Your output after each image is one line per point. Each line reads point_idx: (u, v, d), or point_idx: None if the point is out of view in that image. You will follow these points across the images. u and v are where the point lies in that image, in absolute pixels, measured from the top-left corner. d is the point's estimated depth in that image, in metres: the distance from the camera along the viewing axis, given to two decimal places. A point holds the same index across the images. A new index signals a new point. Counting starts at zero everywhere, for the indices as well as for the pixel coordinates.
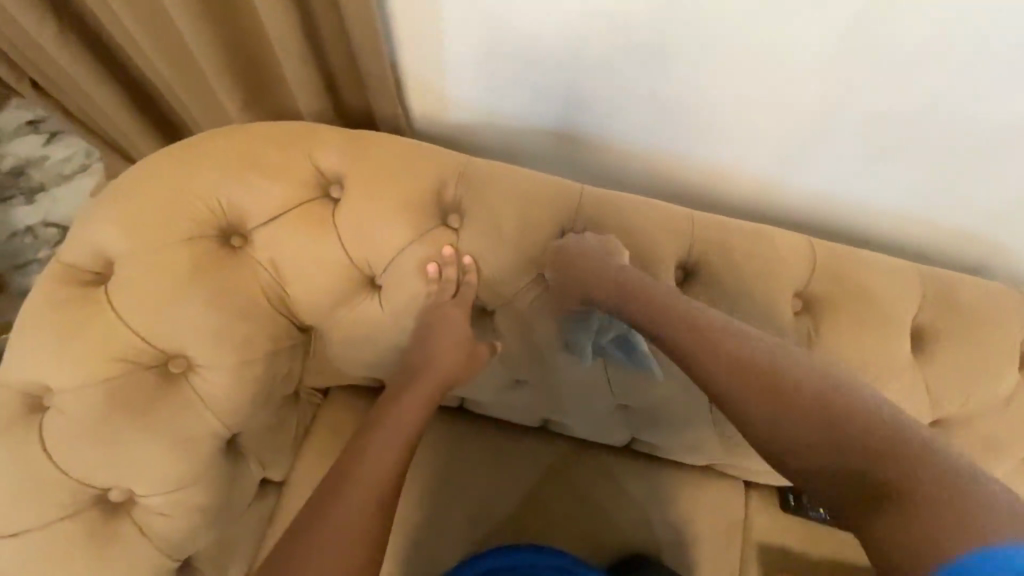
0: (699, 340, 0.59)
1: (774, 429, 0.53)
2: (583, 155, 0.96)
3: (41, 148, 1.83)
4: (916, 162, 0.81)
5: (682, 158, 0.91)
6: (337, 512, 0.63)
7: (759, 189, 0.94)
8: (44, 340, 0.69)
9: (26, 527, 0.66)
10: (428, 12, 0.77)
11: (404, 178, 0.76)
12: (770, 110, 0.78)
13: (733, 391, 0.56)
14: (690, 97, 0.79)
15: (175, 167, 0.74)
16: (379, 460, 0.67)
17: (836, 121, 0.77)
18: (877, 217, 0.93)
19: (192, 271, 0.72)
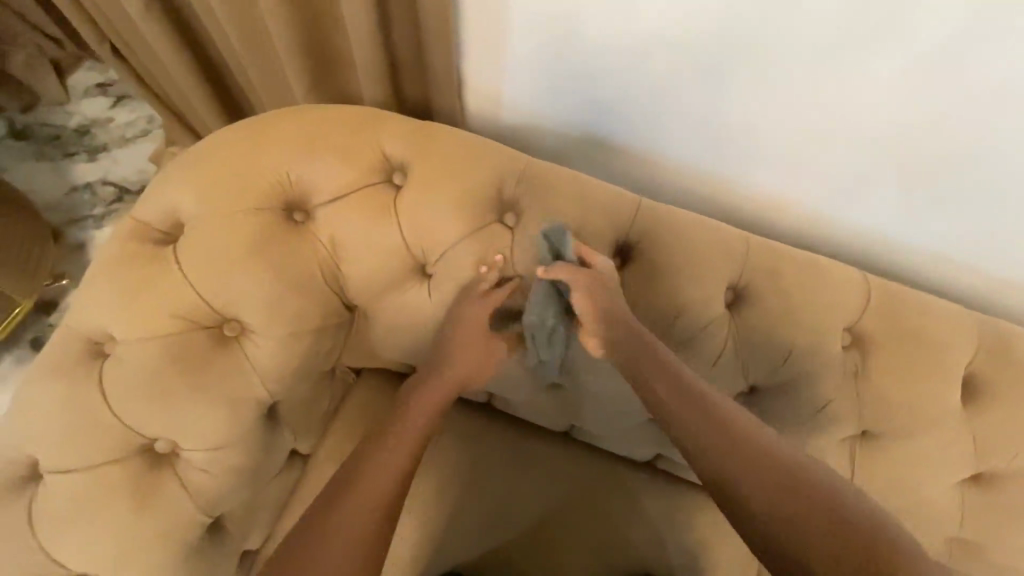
0: (693, 408, 0.66)
1: (764, 507, 0.62)
2: (616, 166, 0.97)
3: (107, 110, 1.90)
4: (937, 199, 0.79)
5: (700, 171, 0.91)
6: (369, 477, 0.69)
7: (775, 209, 0.92)
8: (112, 290, 0.72)
9: (77, 466, 0.69)
10: (494, 12, 0.77)
11: (466, 172, 0.78)
12: (804, 136, 0.77)
13: (723, 464, 0.64)
14: (725, 118, 0.79)
15: (246, 138, 0.77)
16: (408, 436, 0.72)
17: (870, 152, 0.76)
18: (890, 252, 0.91)
19: (256, 240, 0.74)
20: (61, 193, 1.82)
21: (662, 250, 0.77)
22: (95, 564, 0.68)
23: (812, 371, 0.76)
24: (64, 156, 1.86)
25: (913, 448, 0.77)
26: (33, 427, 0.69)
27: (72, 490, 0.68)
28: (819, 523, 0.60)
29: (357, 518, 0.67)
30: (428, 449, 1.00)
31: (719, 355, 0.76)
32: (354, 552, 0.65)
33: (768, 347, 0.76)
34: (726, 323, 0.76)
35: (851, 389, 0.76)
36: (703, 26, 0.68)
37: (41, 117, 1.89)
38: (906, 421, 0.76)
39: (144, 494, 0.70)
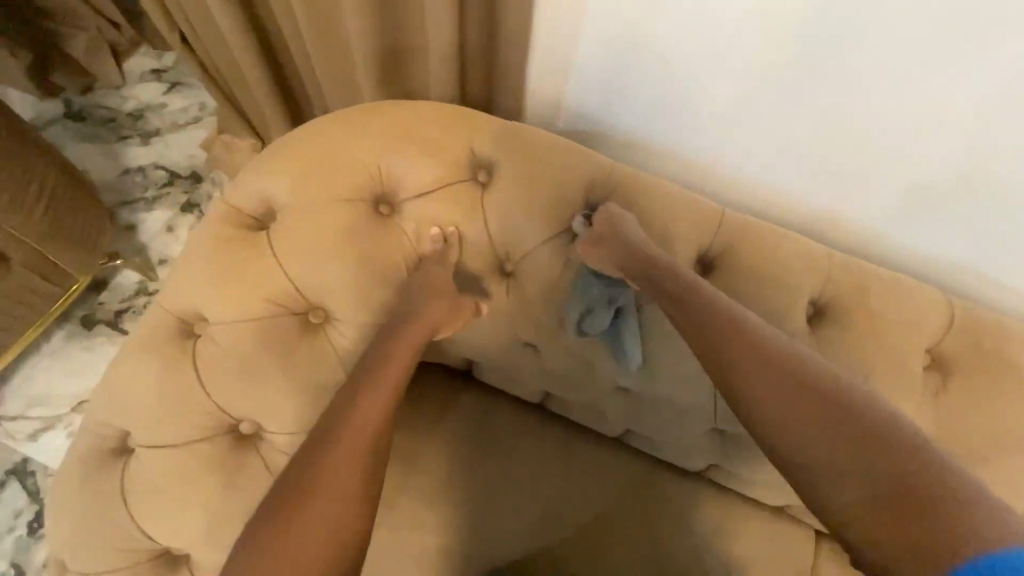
0: (721, 330, 0.65)
1: (786, 431, 0.59)
2: (659, 163, 0.97)
3: (161, 96, 1.92)
4: (941, 201, 0.80)
5: (714, 161, 0.92)
6: (332, 468, 0.64)
7: (785, 202, 0.93)
8: (205, 272, 0.74)
9: (169, 442, 0.70)
10: (567, 16, 0.78)
11: (552, 174, 0.79)
12: (855, 141, 0.77)
13: (748, 388, 0.62)
14: (778, 120, 0.79)
15: (339, 130, 0.79)
16: (365, 419, 0.67)
17: (921, 160, 0.76)
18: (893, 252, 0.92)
19: (346, 230, 0.76)
20: (113, 175, 1.83)
21: (743, 262, 0.77)
22: (184, 537, 0.70)
23: (894, 389, 0.75)
24: (117, 139, 1.87)
25: (996, 474, 0.75)
26: (126, 402, 0.71)
27: (164, 465, 0.70)
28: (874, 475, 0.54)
29: (324, 511, 0.62)
30: (484, 446, 1.00)
31: None
32: (329, 540, 0.61)
33: (849, 363, 0.75)
34: (807, 337, 0.76)
35: (930, 410, 0.75)
36: (769, 30, 0.68)
37: (96, 100, 1.90)
38: (988, 445, 0.75)
39: (230, 472, 0.71)
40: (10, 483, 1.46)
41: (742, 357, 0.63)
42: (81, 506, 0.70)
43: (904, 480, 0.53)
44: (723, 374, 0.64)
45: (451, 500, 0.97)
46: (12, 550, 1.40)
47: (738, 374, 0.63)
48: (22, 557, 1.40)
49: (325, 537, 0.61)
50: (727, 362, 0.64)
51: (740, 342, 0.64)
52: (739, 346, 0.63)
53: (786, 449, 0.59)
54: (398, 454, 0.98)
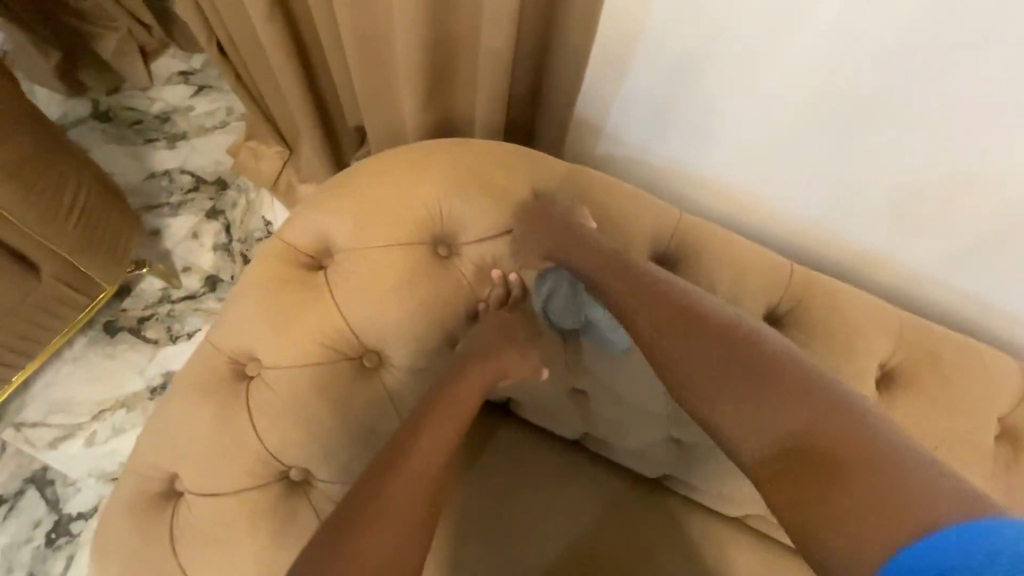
0: (650, 294, 0.68)
1: (716, 403, 0.61)
2: (700, 193, 0.95)
3: (188, 99, 1.90)
4: (953, 221, 0.77)
5: (732, 181, 0.90)
6: (395, 494, 0.59)
7: (802, 224, 0.91)
8: (258, 312, 0.72)
9: (220, 488, 0.68)
10: (621, 39, 0.76)
11: (615, 222, 0.77)
12: (904, 177, 0.75)
13: (675, 355, 0.64)
14: (827, 153, 0.77)
15: (401, 169, 0.77)
16: (430, 450, 0.63)
17: (972, 202, 0.74)
18: (913, 278, 0.89)
19: (405, 272, 0.74)
20: (139, 178, 1.80)
21: (810, 319, 0.74)
22: None
23: (965, 459, 0.73)
24: (144, 142, 1.84)
25: None
26: (175, 443, 0.69)
27: (216, 510, 0.68)
28: (783, 428, 0.56)
29: (382, 542, 0.56)
30: (523, 486, 0.97)
31: None
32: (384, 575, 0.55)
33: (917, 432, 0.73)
34: (875, 400, 0.73)
35: (1000, 481, 0.73)
36: (825, 62, 0.66)
37: (123, 101, 1.88)
38: None
39: (281, 520, 0.69)
40: (29, 491, 1.44)
41: (673, 331, 0.65)
42: (128, 551, 0.68)
43: (799, 431, 0.55)
44: (653, 341, 0.66)
45: (490, 543, 0.93)
46: (30, 560, 1.39)
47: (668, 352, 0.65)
48: (40, 568, 1.39)
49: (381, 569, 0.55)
50: (654, 337, 0.66)
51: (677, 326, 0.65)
52: (682, 329, 0.65)
53: (715, 420, 0.61)
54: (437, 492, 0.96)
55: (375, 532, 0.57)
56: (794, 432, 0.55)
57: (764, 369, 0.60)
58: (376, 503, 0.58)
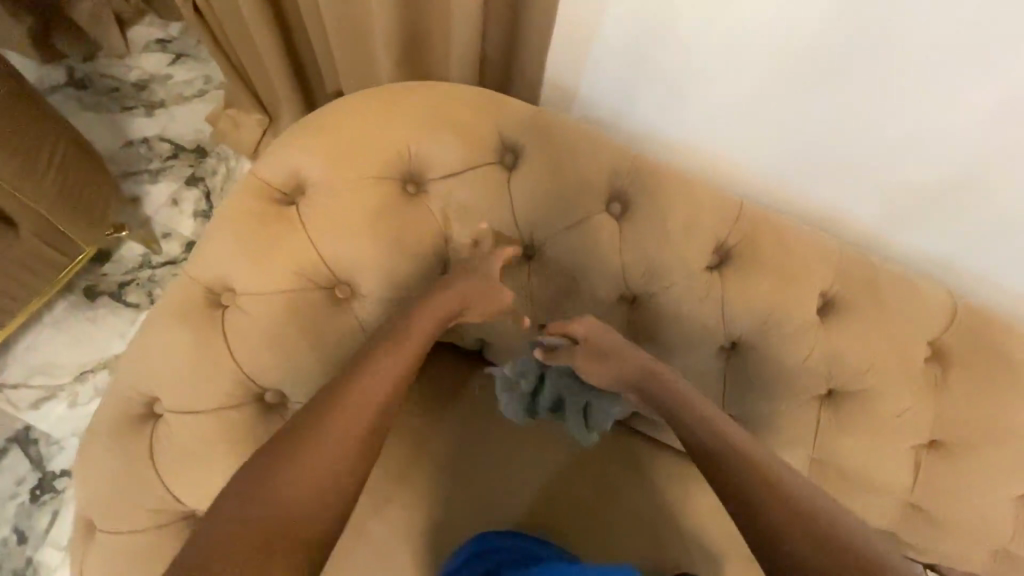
0: (688, 412, 0.70)
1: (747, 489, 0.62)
2: (659, 149, 0.97)
3: (166, 67, 1.89)
4: (902, 179, 0.80)
5: (692, 136, 0.91)
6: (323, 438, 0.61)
7: (757, 180, 0.93)
8: (233, 244, 0.75)
9: (198, 408, 0.72)
10: None
11: (576, 161, 0.80)
12: (874, 148, 0.78)
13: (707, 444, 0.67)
14: (802, 121, 0.80)
15: (370, 109, 0.80)
16: (362, 396, 0.64)
17: (933, 167, 0.77)
18: (859, 237, 0.93)
19: (374, 206, 0.77)
20: (118, 146, 1.80)
21: (758, 251, 0.79)
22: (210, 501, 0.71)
23: (894, 381, 0.79)
24: (122, 109, 1.84)
25: (982, 462, 0.80)
26: (154, 368, 0.72)
27: (193, 429, 0.71)
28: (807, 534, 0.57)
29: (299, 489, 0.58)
30: (495, 424, 1.01)
31: (806, 357, 0.79)
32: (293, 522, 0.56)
33: (853, 356, 0.79)
34: (816, 326, 0.79)
35: (928, 400, 0.80)
36: (787, 11, 0.68)
37: (100, 69, 1.87)
38: (976, 436, 0.79)
39: (257, 440, 0.73)
40: (12, 450, 1.46)
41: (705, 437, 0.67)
42: (106, 469, 0.71)
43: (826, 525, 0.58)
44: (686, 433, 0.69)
45: (461, 476, 0.98)
46: (14, 516, 1.41)
47: (709, 454, 0.66)
48: (25, 523, 1.41)
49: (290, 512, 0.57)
50: (694, 430, 0.68)
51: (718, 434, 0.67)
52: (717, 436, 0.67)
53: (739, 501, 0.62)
54: (411, 431, 0.99)
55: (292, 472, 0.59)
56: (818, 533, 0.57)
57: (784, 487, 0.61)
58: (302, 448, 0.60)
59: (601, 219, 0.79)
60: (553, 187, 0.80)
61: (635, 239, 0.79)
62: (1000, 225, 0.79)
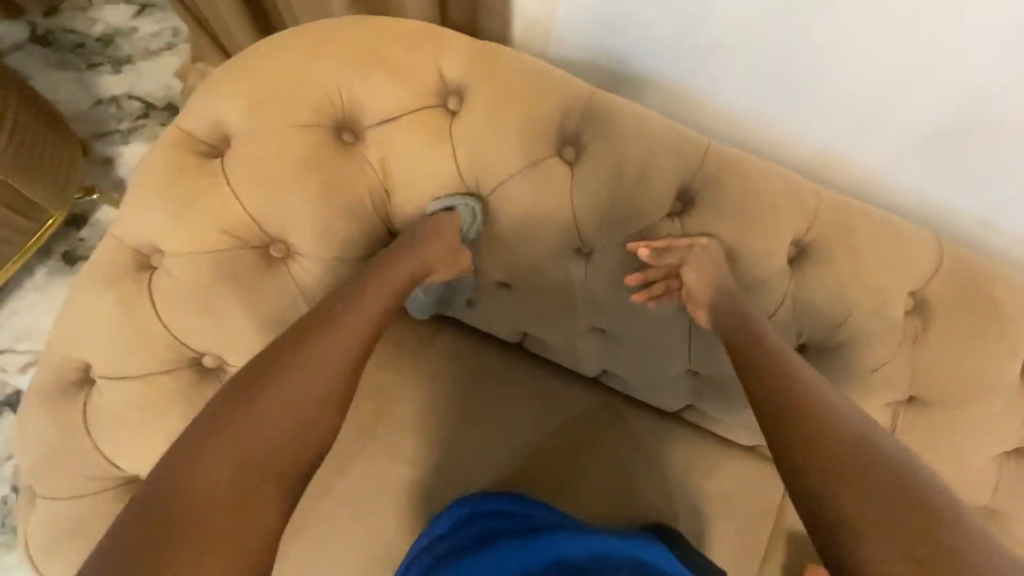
0: (767, 353, 0.64)
1: (817, 442, 0.56)
2: (638, 90, 0.90)
3: (131, 20, 1.77)
4: (896, 125, 0.74)
5: (672, 78, 0.84)
6: (265, 417, 0.57)
7: (742, 126, 0.87)
8: (156, 201, 0.70)
9: (130, 374, 0.69)
10: None
11: (525, 101, 0.73)
12: (857, 99, 0.73)
13: (778, 387, 0.61)
14: (792, 69, 0.74)
15: (298, 50, 0.73)
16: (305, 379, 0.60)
17: (931, 111, 0.71)
18: (852, 184, 0.86)
19: (305, 157, 0.71)
20: (86, 106, 1.72)
21: (724, 196, 0.72)
22: (148, 465, 0.70)
23: (869, 333, 0.73)
24: (88, 67, 1.74)
25: (961, 418, 0.75)
26: (83, 334, 0.70)
27: (127, 396, 0.69)
28: (875, 506, 0.51)
29: (235, 474, 0.55)
30: (460, 384, 0.98)
31: (774, 311, 0.74)
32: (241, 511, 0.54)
33: (826, 308, 0.73)
34: (786, 276, 0.73)
35: (906, 354, 0.74)
36: None
37: (62, 23, 1.76)
38: (958, 391, 0.74)
39: (193, 405, 0.71)
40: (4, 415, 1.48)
41: (783, 381, 0.61)
42: (40, 437, 0.69)
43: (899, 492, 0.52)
44: (755, 372, 0.63)
45: (424, 437, 0.95)
46: None
47: (777, 388, 0.60)
48: None
49: (234, 504, 0.54)
50: (765, 374, 0.62)
51: (783, 389, 0.60)
52: (796, 384, 0.61)
53: (810, 452, 0.56)
54: (375, 394, 0.95)
55: (226, 452, 0.55)
56: (890, 507, 0.51)
57: (858, 445, 0.56)
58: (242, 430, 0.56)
59: (549, 164, 0.73)
60: (499, 130, 0.72)
61: (606, 176, 0.72)
62: (1006, 170, 0.73)
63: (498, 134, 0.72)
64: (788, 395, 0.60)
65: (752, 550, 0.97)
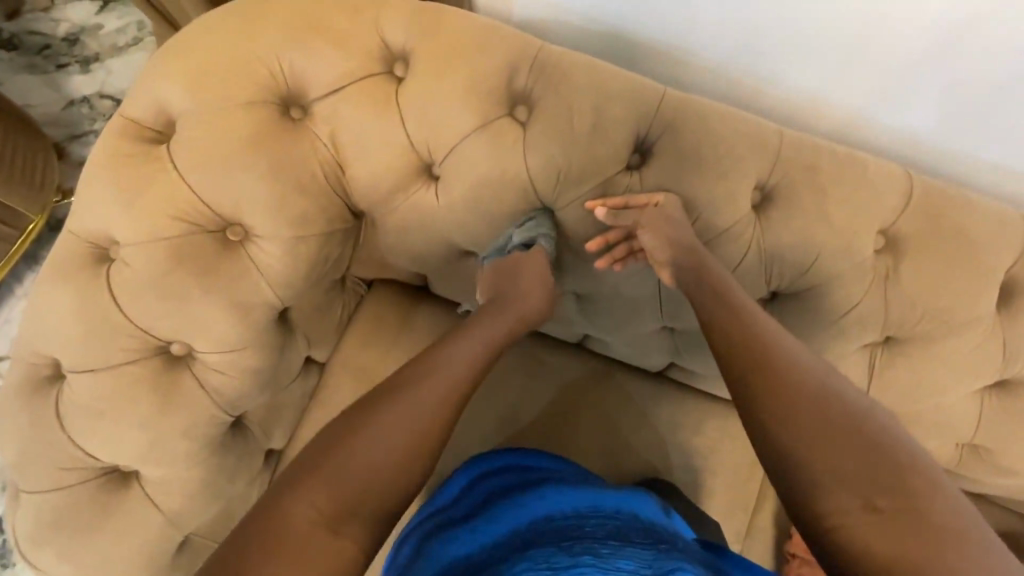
0: (722, 305, 0.64)
1: (776, 397, 0.55)
2: (598, 42, 0.86)
3: (95, 16, 1.70)
4: (870, 62, 0.71)
5: (633, 27, 0.81)
6: (391, 422, 0.56)
7: (711, 73, 0.83)
8: (108, 192, 0.70)
9: (98, 366, 0.70)
10: None
11: (472, 60, 0.71)
12: (831, 35, 0.69)
13: (735, 339, 0.61)
14: (759, 8, 0.70)
15: (235, 27, 0.71)
16: (431, 391, 0.59)
17: (905, 46, 0.67)
18: (828, 126, 0.83)
19: (250, 135, 0.70)
20: (58, 108, 1.66)
21: (682, 145, 0.71)
22: (125, 453, 0.71)
23: (839, 275, 0.72)
24: (56, 68, 1.68)
25: (936, 355, 0.74)
26: (47, 330, 0.70)
27: (97, 388, 0.70)
28: (838, 459, 0.51)
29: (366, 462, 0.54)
30: None
31: (740, 258, 0.72)
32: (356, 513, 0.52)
33: (795, 253, 0.71)
34: (751, 223, 0.71)
35: (880, 294, 0.72)
36: None
37: (26, 26, 1.69)
38: (933, 327, 0.73)
39: (164, 392, 0.71)
40: None
41: (741, 335, 0.61)
42: (19, 432, 0.71)
43: (859, 438, 0.52)
44: (713, 327, 0.63)
45: None
46: None
47: (735, 344, 0.60)
48: None
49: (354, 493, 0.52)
50: (726, 328, 0.62)
51: (753, 360, 0.58)
52: (756, 338, 0.60)
53: (770, 407, 0.55)
54: None
55: (370, 437, 0.55)
56: (851, 457, 0.51)
57: (816, 393, 0.55)
58: (350, 447, 0.54)
59: (502, 124, 0.71)
60: (447, 94, 0.70)
61: (560, 132, 0.70)
62: (984, 103, 0.70)
63: (445, 97, 0.70)
64: (746, 349, 0.59)
65: (740, 501, 0.97)
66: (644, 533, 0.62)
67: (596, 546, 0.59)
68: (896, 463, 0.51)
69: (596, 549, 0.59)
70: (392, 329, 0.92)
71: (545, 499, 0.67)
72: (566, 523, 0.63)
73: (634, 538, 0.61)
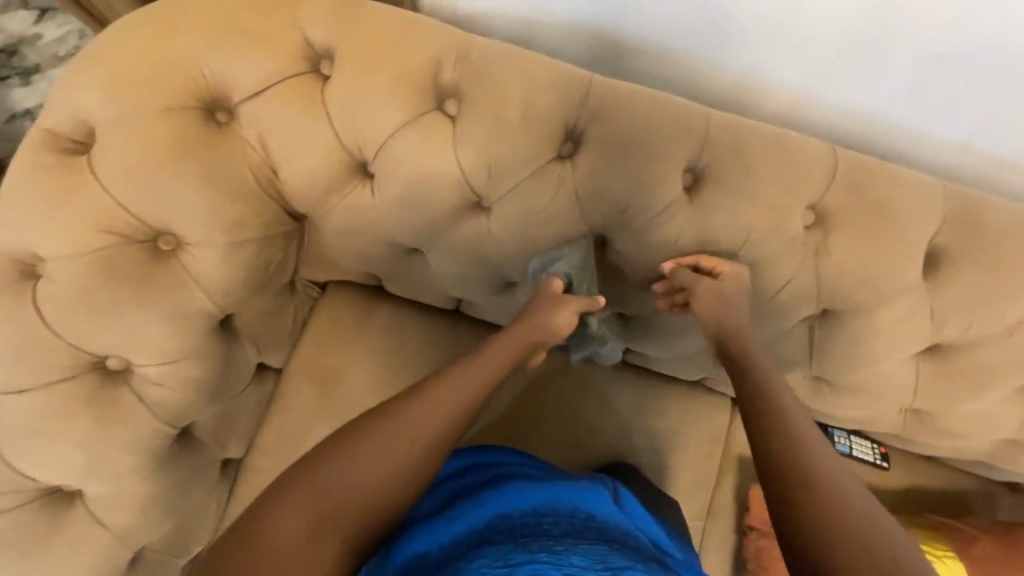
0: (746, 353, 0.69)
1: (778, 433, 0.62)
2: (534, 30, 0.86)
3: (32, 26, 1.64)
4: (800, 34, 0.71)
5: (566, 14, 0.81)
6: (365, 449, 0.61)
7: (648, 57, 0.83)
8: (28, 208, 0.68)
9: (30, 386, 0.68)
10: None
11: (398, 56, 0.70)
12: (759, 8, 0.70)
13: (756, 385, 0.66)
14: None
15: (153, 32, 0.70)
16: (410, 429, 0.62)
17: (830, 16, 0.68)
18: (766, 103, 0.84)
19: (173, 142, 0.69)
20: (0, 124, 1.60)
21: (613, 131, 0.71)
22: (65, 472, 0.70)
23: (773, 252, 0.73)
24: None
25: (871, 324, 0.76)
26: None
27: (30, 408, 0.68)
28: (825, 511, 0.56)
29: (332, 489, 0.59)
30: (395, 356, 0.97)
31: (676, 240, 0.73)
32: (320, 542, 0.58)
33: (728, 233, 0.73)
34: (684, 205, 0.72)
35: (812, 268, 0.74)
36: None
37: None
38: (866, 298, 0.74)
39: (101, 409, 0.70)
40: None
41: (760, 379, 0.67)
42: None
43: (845, 493, 0.57)
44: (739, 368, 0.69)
45: None
46: None
47: (751, 389, 0.66)
48: None
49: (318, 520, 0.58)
50: (748, 370, 0.68)
51: (768, 405, 0.64)
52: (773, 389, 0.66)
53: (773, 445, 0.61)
54: None
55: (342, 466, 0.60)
56: (839, 514, 0.55)
57: (812, 448, 0.61)
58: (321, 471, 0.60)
59: (431, 119, 0.71)
60: (374, 91, 0.70)
61: (491, 124, 0.70)
62: (909, 70, 0.71)
63: (372, 94, 0.70)
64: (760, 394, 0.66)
65: (701, 480, 0.99)
66: (597, 531, 0.63)
67: (552, 543, 0.60)
68: (880, 535, 0.55)
69: (551, 546, 0.60)
70: (343, 331, 0.91)
71: (505, 492, 0.66)
72: (522, 520, 0.63)
73: (589, 534, 0.63)
